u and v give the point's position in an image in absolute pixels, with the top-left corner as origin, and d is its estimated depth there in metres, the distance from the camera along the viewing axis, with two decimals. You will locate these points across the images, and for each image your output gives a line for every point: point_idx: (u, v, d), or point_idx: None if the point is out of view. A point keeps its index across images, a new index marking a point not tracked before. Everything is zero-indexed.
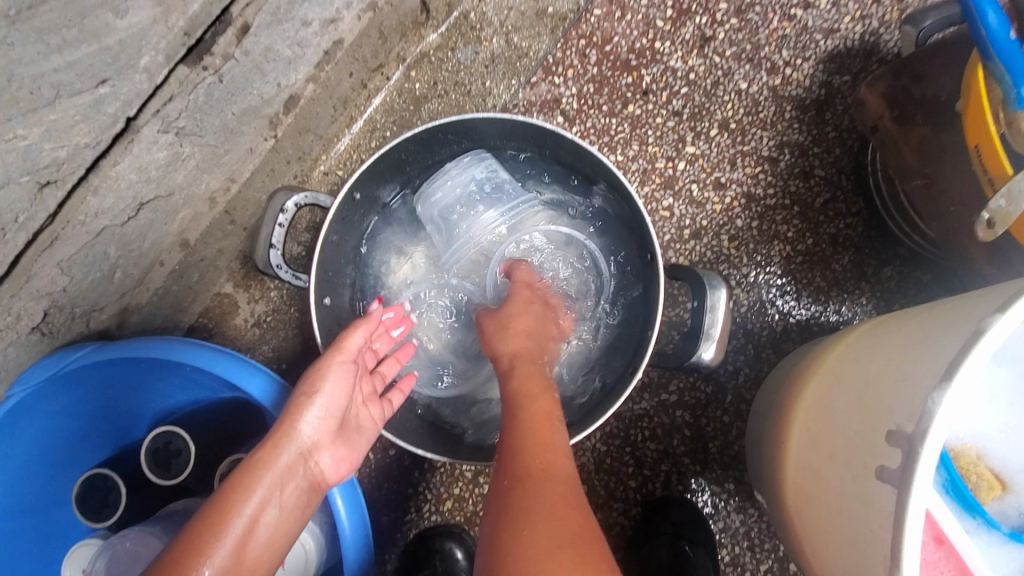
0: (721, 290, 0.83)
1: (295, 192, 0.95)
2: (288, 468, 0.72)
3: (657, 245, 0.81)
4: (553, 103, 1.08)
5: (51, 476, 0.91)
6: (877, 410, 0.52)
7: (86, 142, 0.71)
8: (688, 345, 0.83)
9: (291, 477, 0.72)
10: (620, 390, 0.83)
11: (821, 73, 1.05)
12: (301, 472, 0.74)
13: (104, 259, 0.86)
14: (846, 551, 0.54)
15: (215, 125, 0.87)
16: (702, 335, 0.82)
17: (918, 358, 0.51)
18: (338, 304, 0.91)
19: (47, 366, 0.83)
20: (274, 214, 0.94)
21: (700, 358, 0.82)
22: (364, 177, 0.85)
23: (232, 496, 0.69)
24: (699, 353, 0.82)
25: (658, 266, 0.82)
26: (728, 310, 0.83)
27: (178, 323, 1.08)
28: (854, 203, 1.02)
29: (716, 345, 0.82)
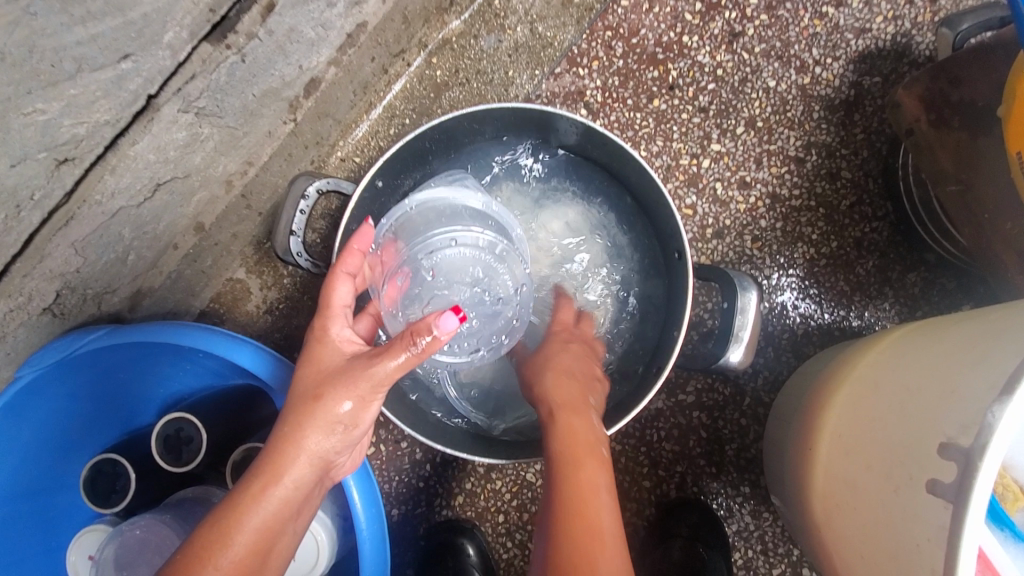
0: (752, 292, 0.82)
1: (317, 178, 0.93)
2: (300, 483, 0.64)
3: (687, 243, 0.80)
4: (577, 95, 1.07)
5: (55, 461, 0.89)
6: (923, 421, 0.52)
7: (106, 120, 0.69)
8: (718, 346, 0.82)
9: (304, 494, 0.64)
10: (647, 388, 0.82)
11: (851, 73, 1.03)
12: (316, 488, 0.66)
13: (118, 240, 0.84)
14: (884, 560, 0.54)
15: (236, 106, 0.84)
16: (732, 337, 0.81)
17: (968, 370, 0.50)
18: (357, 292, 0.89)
19: (59, 348, 0.81)
20: (296, 199, 0.92)
21: (728, 361, 0.81)
22: (389, 165, 0.83)
23: (239, 515, 0.60)
24: (728, 357, 0.80)
25: (685, 262, 0.81)
26: (758, 312, 0.82)
27: (188, 307, 1.06)
28: (880, 207, 1.00)
29: (744, 347, 0.80)
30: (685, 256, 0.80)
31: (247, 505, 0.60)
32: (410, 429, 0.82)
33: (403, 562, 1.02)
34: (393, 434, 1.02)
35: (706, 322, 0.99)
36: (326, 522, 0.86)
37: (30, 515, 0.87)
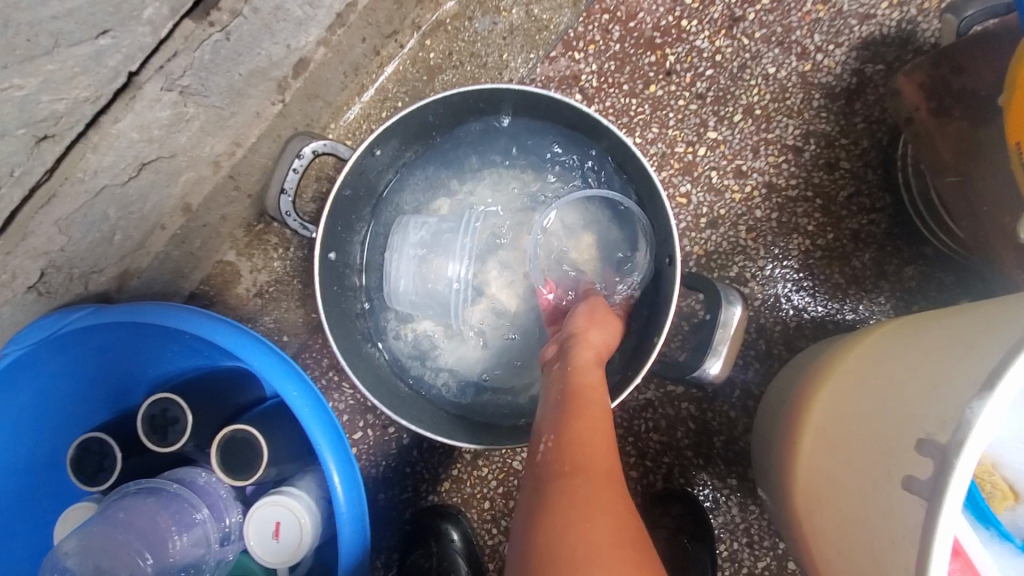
0: (736, 307, 0.81)
1: (315, 139, 0.92)
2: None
3: (678, 245, 0.78)
4: (572, 80, 1.04)
5: (49, 437, 0.90)
6: (903, 416, 0.50)
7: (86, 96, 0.68)
8: (694, 359, 0.81)
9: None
10: (617, 391, 0.81)
11: (853, 61, 1.00)
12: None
13: (103, 220, 0.83)
14: (860, 557, 0.53)
15: (222, 86, 0.83)
16: (710, 351, 0.80)
17: (952, 365, 0.49)
18: (344, 260, 0.89)
19: (44, 327, 0.81)
20: (291, 159, 0.93)
21: (705, 372, 0.81)
22: (385, 136, 0.82)
23: None
24: (704, 368, 0.81)
25: (673, 267, 0.79)
26: (740, 327, 0.81)
27: (178, 289, 1.06)
28: (879, 198, 0.98)
29: (722, 361, 0.81)
30: (674, 260, 0.78)
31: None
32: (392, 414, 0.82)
33: (389, 546, 1.02)
34: (380, 419, 1.02)
35: (697, 314, 0.97)
36: (310, 507, 0.87)
37: (17, 492, 0.87)
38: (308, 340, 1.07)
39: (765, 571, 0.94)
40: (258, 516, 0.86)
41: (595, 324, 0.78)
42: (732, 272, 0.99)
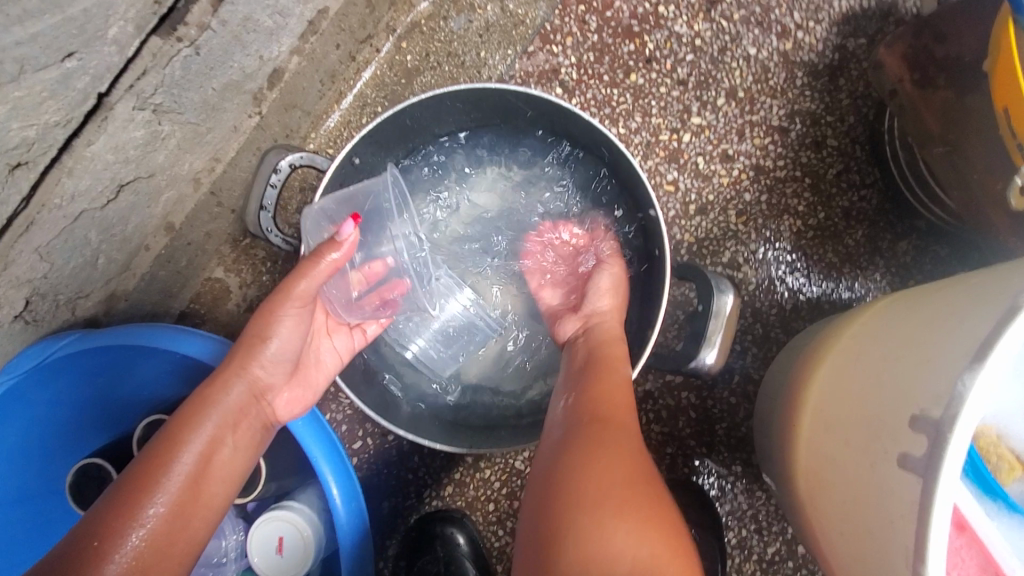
0: (729, 295, 0.80)
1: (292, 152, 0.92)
2: (241, 406, 0.70)
3: (666, 235, 0.76)
4: (551, 73, 1.03)
5: (47, 465, 0.89)
6: (895, 393, 0.50)
7: (56, 121, 0.67)
8: (689, 347, 0.80)
9: (245, 413, 0.70)
10: None
11: (834, 36, 0.99)
12: (255, 411, 0.72)
13: (85, 244, 0.82)
14: (861, 538, 0.52)
15: (196, 101, 0.82)
16: (705, 340, 0.79)
17: (942, 337, 0.48)
18: None
19: (31, 356, 0.80)
20: (268, 174, 0.93)
21: (700, 363, 0.79)
22: (365, 142, 0.81)
23: None
24: (700, 358, 0.79)
25: (663, 257, 0.77)
26: (734, 317, 0.80)
27: (167, 309, 1.05)
28: (868, 172, 0.97)
29: (718, 350, 0.79)
30: (663, 251, 0.77)
31: (196, 422, 0.67)
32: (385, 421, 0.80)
33: (395, 554, 1.01)
34: (379, 427, 1.01)
35: (691, 302, 0.96)
36: (314, 520, 0.86)
37: (20, 522, 0.86)
38: None
39: (775, 556, 0.93)
40: (261, 532, 0.85)
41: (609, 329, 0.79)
42: (724, 258, 0.97)
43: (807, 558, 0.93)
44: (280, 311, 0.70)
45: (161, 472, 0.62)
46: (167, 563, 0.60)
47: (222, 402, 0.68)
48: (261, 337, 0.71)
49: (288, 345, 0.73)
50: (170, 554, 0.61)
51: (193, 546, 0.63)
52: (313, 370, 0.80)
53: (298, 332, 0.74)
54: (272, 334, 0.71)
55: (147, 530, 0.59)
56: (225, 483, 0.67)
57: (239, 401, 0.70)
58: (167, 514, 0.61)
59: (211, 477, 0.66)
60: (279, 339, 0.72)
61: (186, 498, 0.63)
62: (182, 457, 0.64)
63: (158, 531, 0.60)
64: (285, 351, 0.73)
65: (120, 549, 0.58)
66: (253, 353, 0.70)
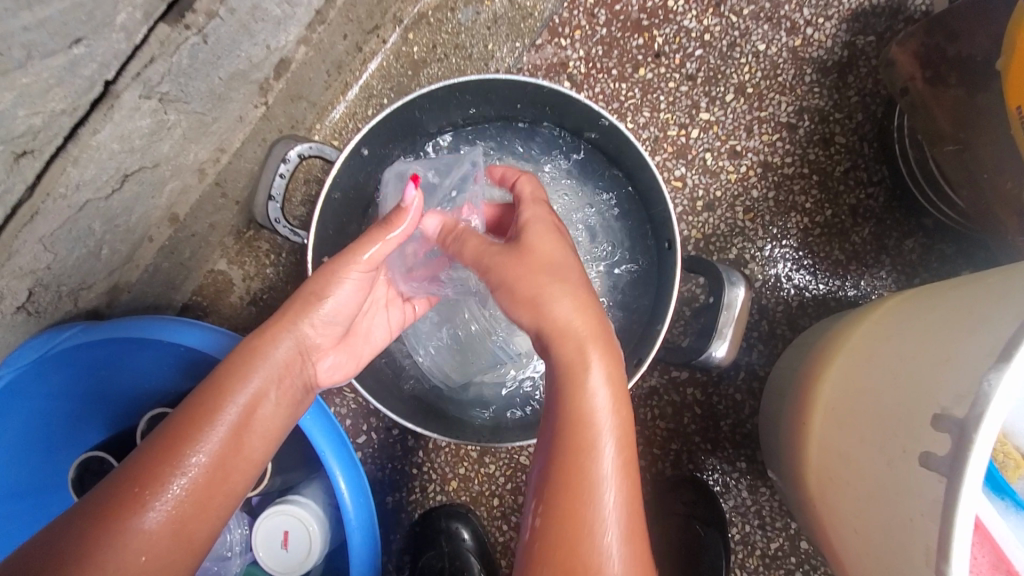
0: (740, 287, 0.79)
1: (301, 141, 0.91)
2: (288, 364, 0.66)
3: (678, 230, 0.76)
4: (559, 67, 1.03)
5: (47, 458, 0.88)
6: (915, 391, 0.50)
7: (63, 109, 0.66)
8: (700, 342, 0.80)
9: (290, 372, 0.66)
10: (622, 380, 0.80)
11: (844, 33, 0.99)
12: (300, 370, 0.68)
13: (89, 234, 0.81)
14: (877, 534, 0.52)
15: (203, 90, 0.81)
16: (715, 334, 0.79)
17: (964, 337, 0.48)
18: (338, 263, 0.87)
19: (34, 348, 0.79)
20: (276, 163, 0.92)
21: (711, 356, 0.79)
22: (374, 133, 0.80)
23: None
24: (711, 351, 0.79)
25: (673, 252, 0.77)
26: (745, 309, 0.79)
27: (170, 301, 1.04)
28: (876, 170, 0.97)
29: (728, 343, 0.79)
30: (674, 245, 0.77)
31: (243, 373, 0.62)
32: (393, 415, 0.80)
33: (399, 548, 1.01)
34: (384, 421, 1.01)
35: (697, 298, 0.96)
36: (318, 514, 0.86)
37: (22, 514, 0.86)
38: None
39: (779, 551, 0.94)
40: (266, 526, 0.85)
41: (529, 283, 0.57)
42: (731, 254, 0.97)
43: (810, 554, 0.93)
44: (341, 271, 0.67)
45: (205, 423, 0.58)
46: (205, 519, 0.56)
47: (271, 357, 0.64)
48: (316, 294, 0.67)
49: (342, 307, 0.69)
50: (208, 507, 0.56)
51: (231, 503, 0.59)
52: (359, 337, 0.77)
53: (353, 296, 0.69)
54: (329, 293, 0.67)
55: (186, 481, 0.55)
56: (266, 440, 0.62)
57: (285, 357, 0.66)
58: (209, 465, 0.57)
59: (255, 431, 0.61)
60: (334, 299, 0.68)
61: (228, 451, 0.59)
62: (227, 408, 0.60)
63: (199, 480, 0.56)
64: (341, 310, 0.69)
65: (159, 499, 0.54)
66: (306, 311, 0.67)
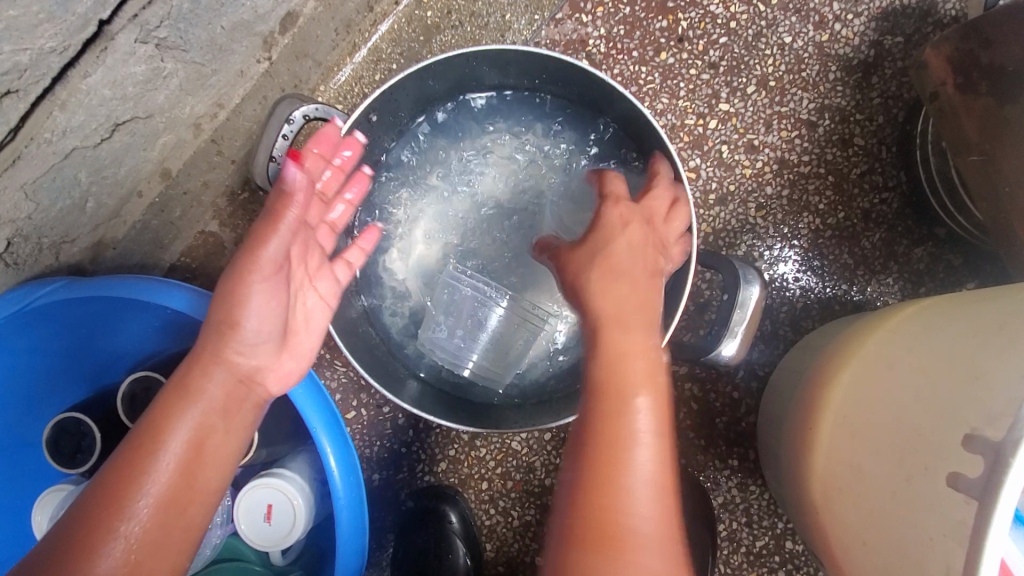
0: (755, 286, 0.78)
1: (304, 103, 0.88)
2: (226, 392, 0.63)
3: (695, 224, 0.74)
4: (579, 44, 0.98)
5: (22, 415, 0.84)
6: (943, 410, 0.50)
7: (52, 47, 0.61)
8: (709, 340, 0.79)
9: (231, 400, 0.63)
10: None
11: (872, 32, 0.96)
12: (243, 395, 0.64)
13: (74, 184, 0.76)
14: (891, 547, 0.53)
15: (203, 38, 0.76)
16: (727, 331, 0.77)
17: (997, 359, 0.48)
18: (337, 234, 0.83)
19: (12, 302, 0.74)
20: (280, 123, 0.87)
21: (719, 355, 0.79)
22: (384, 98, 0.76)
23: None
24: (719, 349, 0.78)
25: (689, 245, 0.75)
26: (758, 307, 0.78)
27: (157, 261, 0.99)
28: (892, 175, 0.96)
29: (738, 342, 0.78)
30: (690, 240, 0.74)
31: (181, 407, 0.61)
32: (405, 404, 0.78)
33: (384, 527, 1.00)
34: (374, 398, 0.98)
35: (703, 294, 0.94)
36: (304, 488, 0.83)
37: None
38: None
39: (763, 550, 0.94)
40: (249, 499, 0.82)
41: (613, 298, 0.61)
42: (740, 251, 0.95)
43: (794, 553, 0.94)
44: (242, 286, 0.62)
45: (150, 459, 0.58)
46: (162, 558, 0.56)
47: (203, 393, 0.61)
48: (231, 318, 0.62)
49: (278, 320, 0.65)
50: (166, 545, 0.57)
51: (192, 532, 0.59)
52: (304, 334, 0.70)
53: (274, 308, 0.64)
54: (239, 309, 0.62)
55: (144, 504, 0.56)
56: (219, 468, 0.62)
57: (223, 389, 0.63)
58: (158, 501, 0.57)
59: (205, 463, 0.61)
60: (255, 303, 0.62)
61: (178, 485, 0.58)
62: (169, 444, 0.59)
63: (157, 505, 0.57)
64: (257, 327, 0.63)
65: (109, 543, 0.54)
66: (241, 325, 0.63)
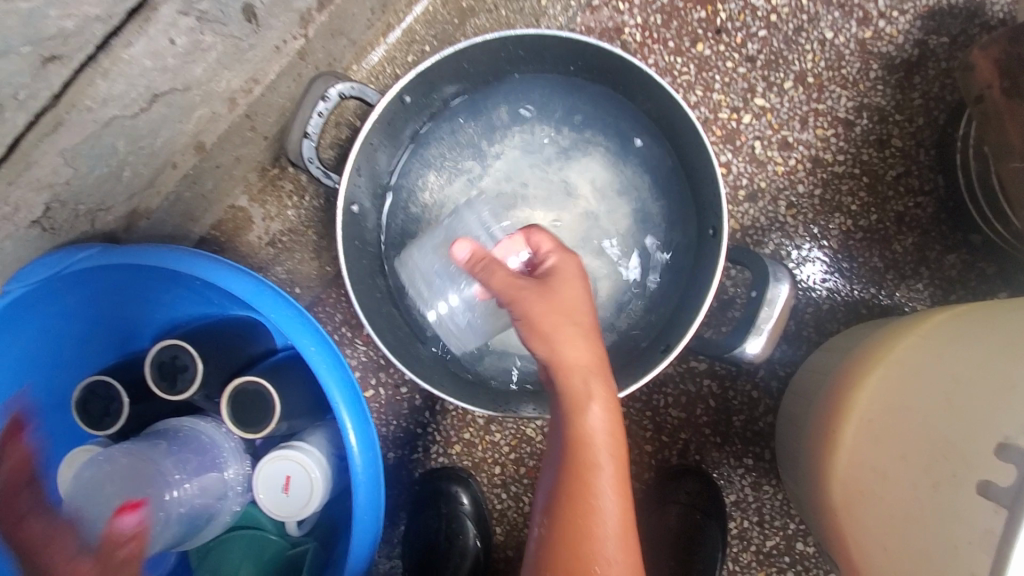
0: (783, 284, 0.78)
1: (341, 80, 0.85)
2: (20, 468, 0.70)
3: (726, 219, 0.73)
4: (614, 33, 0.97)
5: (52, 378, 0.86)
6: (972, 420, 0.51)
7: (97, 15, 0.62)
8: (733, 337, 0.79)
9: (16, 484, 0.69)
10: (648, 365, 0.78)
11: (917, 30, 0.94)
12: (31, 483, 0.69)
13: (112, 152, 0.78)
14: (913, 552, 0.53)
15: (242, 13, 0.77)
16: (752, 329, 0.77)
17: None
18: (366, 214, 0.83)
19: (50, 264, 0.77)
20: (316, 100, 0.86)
21: (743, 351, 0.78)
22: (418, 80, 0.76)
23: None
24: (743, 347, 0.78)
25: (718, 241, 0.74)
26: (786, 306, 0.78)
27: (187, 233, 1.00)
28: (929, 179, 0.94)
29: (765, 341, 0.78)
30: (720, 235, 0.73)
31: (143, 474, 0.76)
32: (429, 386, 0.79)
33: (396, 504, 1.01)
34: (394, 377, 1.00)
35: (727, 290, 0.93)
36: (322, 462, 0.85)
37: None
38: (322, 293, 1.02)
39: (773, 550, 0.94)
40: (269, 469, 0.84)
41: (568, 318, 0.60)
42: (767, 249, 0.94)
43: (805, 555, 0.93)
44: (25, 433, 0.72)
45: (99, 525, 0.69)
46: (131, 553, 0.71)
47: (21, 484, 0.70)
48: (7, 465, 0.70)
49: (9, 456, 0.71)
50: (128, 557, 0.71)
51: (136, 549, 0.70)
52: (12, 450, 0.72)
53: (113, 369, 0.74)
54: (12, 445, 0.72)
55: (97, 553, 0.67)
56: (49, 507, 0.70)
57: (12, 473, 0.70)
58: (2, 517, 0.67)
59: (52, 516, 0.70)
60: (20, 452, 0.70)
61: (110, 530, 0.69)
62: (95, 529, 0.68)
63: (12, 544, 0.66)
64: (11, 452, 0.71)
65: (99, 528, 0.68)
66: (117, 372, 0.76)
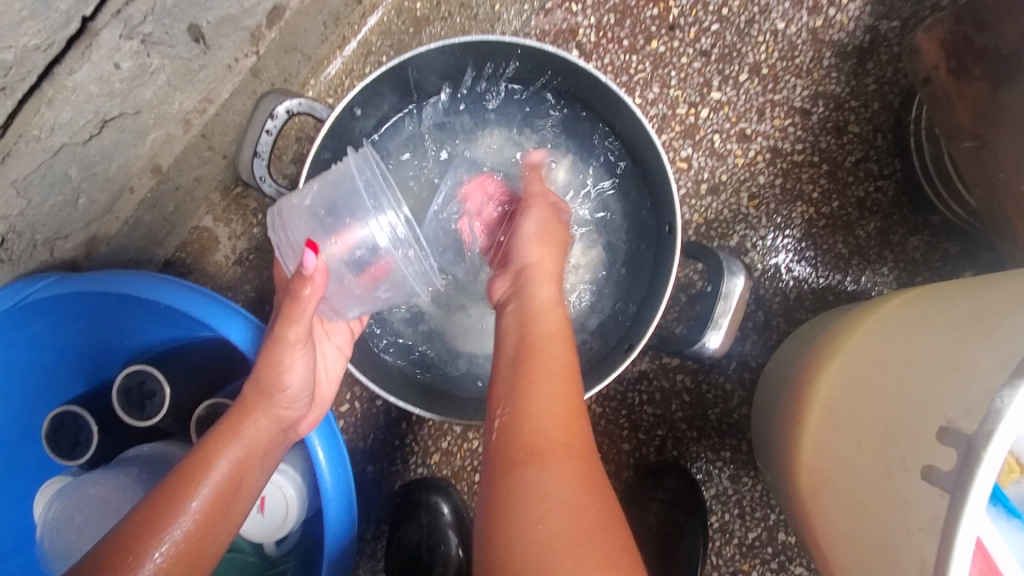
0: (739, 277, 0.79)
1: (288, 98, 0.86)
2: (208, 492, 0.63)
3: (680, 215, 0.74)
4: (569, 34, 0.97)
5: (20, 411, 0.85)
6: (925, 404, 0.50)
7: (36, 45, 0.61)
8: (694, 332, 0.79)
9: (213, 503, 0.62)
10: (612, 362, 0.78)
11: (867, 16, 0.95)
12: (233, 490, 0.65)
13: (65, 180, 0.77)
14: (871, 539, 0.53)
15: (189, 33, 0.76)
16: (711, 325, 0.79)
17: (982, 348, 0.48)
18: None
19: (4, 298, 0.75)
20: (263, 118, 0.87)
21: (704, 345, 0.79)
22: (367, 91, 0.75)
23: None
24: (704, 340, 0.79)
25: (674, 237, 0.74)
26: (741, 298, 0.79)
27: (152, 256, 1.00)
28: (887, 163, 0.94)
29: (722, 334, 0.79)
30: (675, 231, 0.73)
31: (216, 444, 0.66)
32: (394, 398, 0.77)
33: (377, 517, 1.01)
34: (367, 391, 0.99)
35: (694, 284, 0.93)
36: (297, 480, 0.84)
37: None
38: None
39: (756, 542, 0.94)
40: None
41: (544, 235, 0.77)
42: (732, 241, 0.95)
43: (788, 545, 0.93)
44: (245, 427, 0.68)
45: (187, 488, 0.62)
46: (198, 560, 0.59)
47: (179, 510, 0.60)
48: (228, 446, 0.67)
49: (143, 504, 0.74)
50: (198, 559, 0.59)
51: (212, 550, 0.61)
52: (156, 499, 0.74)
53: (306, 360, 0.68)
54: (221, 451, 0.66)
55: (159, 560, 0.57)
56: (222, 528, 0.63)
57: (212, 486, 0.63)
58: (218, 484, 0.63)
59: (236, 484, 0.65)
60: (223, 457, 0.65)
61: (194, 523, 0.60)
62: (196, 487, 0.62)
63: (212, 493, 0.63)
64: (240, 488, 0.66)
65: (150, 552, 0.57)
66: (276, 360, 0.66)
